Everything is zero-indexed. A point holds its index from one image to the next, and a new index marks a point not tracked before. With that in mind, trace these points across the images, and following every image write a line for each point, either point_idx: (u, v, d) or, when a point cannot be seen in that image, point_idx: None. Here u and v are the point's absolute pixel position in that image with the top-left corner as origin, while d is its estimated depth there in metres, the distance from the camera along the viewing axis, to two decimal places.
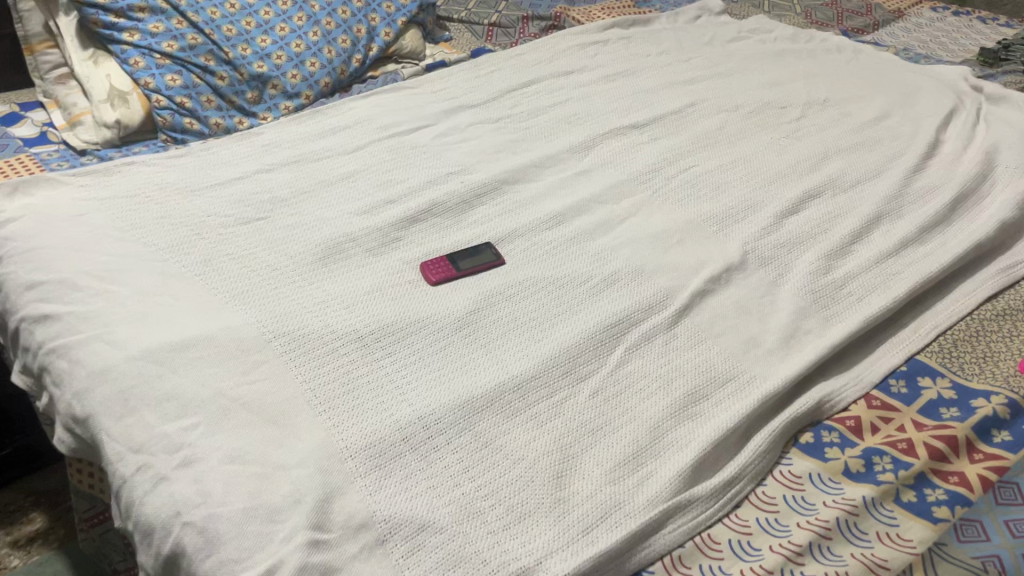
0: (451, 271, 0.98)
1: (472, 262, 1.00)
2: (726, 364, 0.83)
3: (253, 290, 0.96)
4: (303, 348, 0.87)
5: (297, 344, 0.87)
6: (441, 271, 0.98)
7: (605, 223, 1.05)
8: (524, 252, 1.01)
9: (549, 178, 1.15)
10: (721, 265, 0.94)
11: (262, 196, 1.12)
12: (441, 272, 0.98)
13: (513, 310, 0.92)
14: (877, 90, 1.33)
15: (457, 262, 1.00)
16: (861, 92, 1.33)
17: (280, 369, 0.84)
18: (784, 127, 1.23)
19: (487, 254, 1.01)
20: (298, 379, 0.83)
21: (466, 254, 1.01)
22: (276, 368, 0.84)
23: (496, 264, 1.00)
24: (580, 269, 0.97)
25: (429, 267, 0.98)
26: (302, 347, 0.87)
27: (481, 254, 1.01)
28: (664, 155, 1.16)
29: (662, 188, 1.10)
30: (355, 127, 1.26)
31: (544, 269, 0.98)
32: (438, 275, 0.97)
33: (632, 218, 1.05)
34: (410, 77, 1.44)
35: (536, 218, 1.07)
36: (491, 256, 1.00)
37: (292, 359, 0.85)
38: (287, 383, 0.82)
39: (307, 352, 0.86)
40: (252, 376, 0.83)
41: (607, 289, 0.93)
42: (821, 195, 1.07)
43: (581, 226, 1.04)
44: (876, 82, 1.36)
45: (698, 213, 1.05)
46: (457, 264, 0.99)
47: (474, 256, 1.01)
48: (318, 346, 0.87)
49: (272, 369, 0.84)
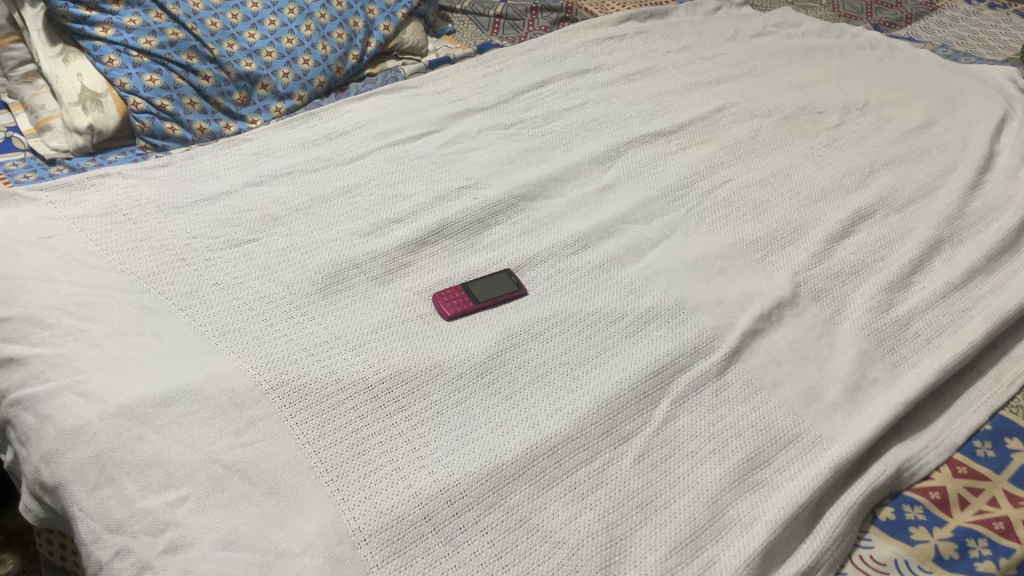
0: (468, 304, 0.87)
1: (491, 292, 0.89)
2: (786, 421, 0.74)
3: (245, 328, 0.85)
4: (304, 400, 0.76)
5: (297, 396, 0.77)
6: (456, 305, 0.87)
7: (636, 247, 0.95)
8: (547, 281, 0.91)
9: (570, 194, 1.04)
10: (771, 300, 0.85)
11: (252, 214, 1.01)
12: (457, 305, 0.87)
13: (539, 352, 0.81)
14: (920, 92, 1.23)
15: (474, 292, 0.89)
16: (903, 94, 1.23)
17: (277, 427, 0.74)
18: (823, 134, 1.13)
19: (507, 284, 0.90)
20: (300, 439, 0.73)
21: (484, 284, 0.90)
22: (273, 426, 0.74)
23: (518, 294, 0.89)
24: (612, 303, 0.87)
25: (443, 300, 0.88)
26: (302, 398, 0.76)
27: (500, 283, 0.90)
28: (696, 168, 1.06)
29: (696, 207, 1.00)
30: (354, 133, 1.15)
31: (572, 303, 0.87)
32: (454, 309, 0.86)
33: (665, 242, 0.95)
34: (412, 75, 1.33)
35: (558, 240, 0.96)
36: (512, 286, 0.90)
37: (293, 413, 0.75)
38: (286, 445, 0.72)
39: (309, 405, 0.76)
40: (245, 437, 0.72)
41: (645, 328, 0.83)
42: (873, 215, 0.97)
43: (610, 251, 0.94)
44: (917, 83, 1.26)
45: (738, 236, 0.95)
46: (474, 295, 0.88)
47: (492, 285, 0.90)
48: (321, 398, 0.77)
49: (271, 428, 0.74)
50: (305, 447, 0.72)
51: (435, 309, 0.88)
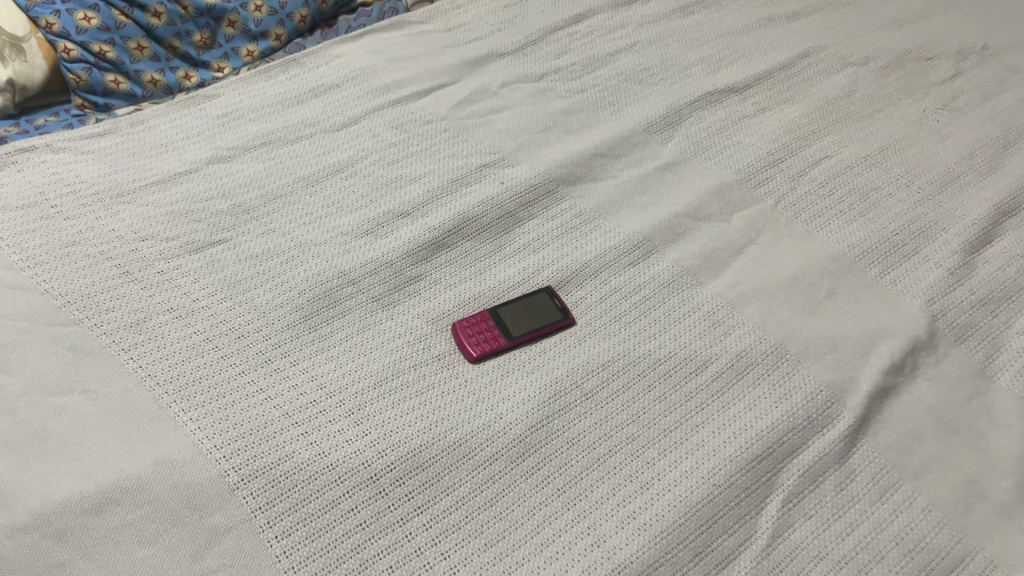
0: (501, 339, 0.67)
1: (529, 324, 0.68)
2: (941, 537, 0.55)
3: (207, 380, 0.64)
4: (281, 502, 0.57)
5: (273, 496, 0.57)
6: (486, 342, 0.67)
7: (714, 256, 0.73)
8: (601, 305, 0.70)
9: (623, 174, 0.82)
10: (903, 343, 0.64)
11: (217, 205, 0.79)
12: (488, 343, 0.67)
13: (596, 423, 0.61)
14: None
15: (507, 324, 0.68)
16: None
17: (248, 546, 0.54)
18: (936, 90, 0.90)
19: (549, 312, 0.69)
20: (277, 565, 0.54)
21: (519, 312, 0.69)
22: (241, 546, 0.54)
23: (564, 325, 0.69)
24: (689, 343, 0.66)
25: (468, 336, 0.67)
26: (280, 499, 0.57)
27: (539, 309, 0.69)
28: (782, 139, 0.84)
29: (787, 196, 0.78)
30: (345, 88, 0.91)
31: (636, 341, 0.67)
32: (484, 350, 0.66)
33: (751, 248, 0.74)
34: (415, 5, 1.08)
35: (612, 246, 0.75)
36: (555, 315, 0.69)
37: (268, 523, 0.55)
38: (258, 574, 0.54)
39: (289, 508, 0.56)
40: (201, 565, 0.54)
41: (736, 386, 0.63)
42: (1017, 213, 0.76)
43: (681, 262, 0.73)
44: None
45: (847, 241, 0.73)
46: (507, 328, 0.68)
47: (529, 314, 0.69)
48: (303, 501, 0.57)
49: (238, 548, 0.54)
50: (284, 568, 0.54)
51: (458, 348, 0.68)
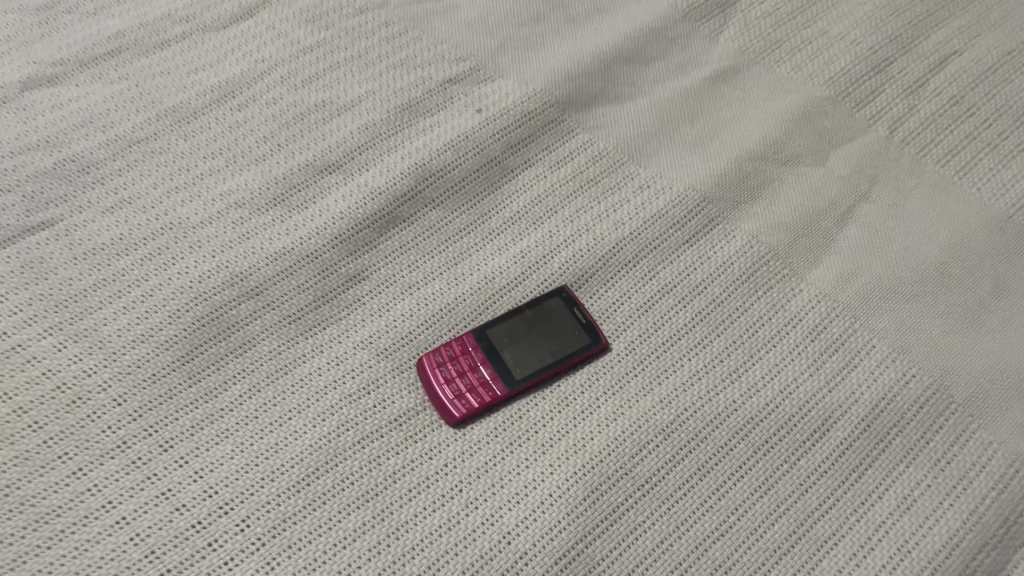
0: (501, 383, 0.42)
1: (539, 354, 0.43)
2: None
3: (16, 492, 0.39)
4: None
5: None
6: (477, 389, 0.42)
7: (811, 227, 0.48)
8: (648, 316, 0.45)
9: (659, 90, 0.55)
10: None
11: (38, 161, 0.50)
12: (480, 391, 0.42)
13: (663, 544, 0.38)
14: None
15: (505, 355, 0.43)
16: None
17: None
18: None
19: (570, 329, 0.44)
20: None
21: (520, 332, 0.44)
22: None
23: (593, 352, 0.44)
24: (794, 387, 0.42)
25: (447, 379, 0.42)
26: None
27: (552, 326, 0.44)
28: (886, 27, 0.57)
29: (905, 120, 0.52)
30: None
31: (711, 385, 0.43)
32: (475, 404, 0.42)
33: (863, 209, 0.49)
34: None
35: (655, 212, 0.49)
36: (579, 335, 0.44)
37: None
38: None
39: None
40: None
41: (879, 464, 0.40)
42: None
43: (762, 238, 0.48)
44: None
45: (1007, 195, 0.49)
46: (506, 364, 0.43)
47: (537, 336, 0.44)
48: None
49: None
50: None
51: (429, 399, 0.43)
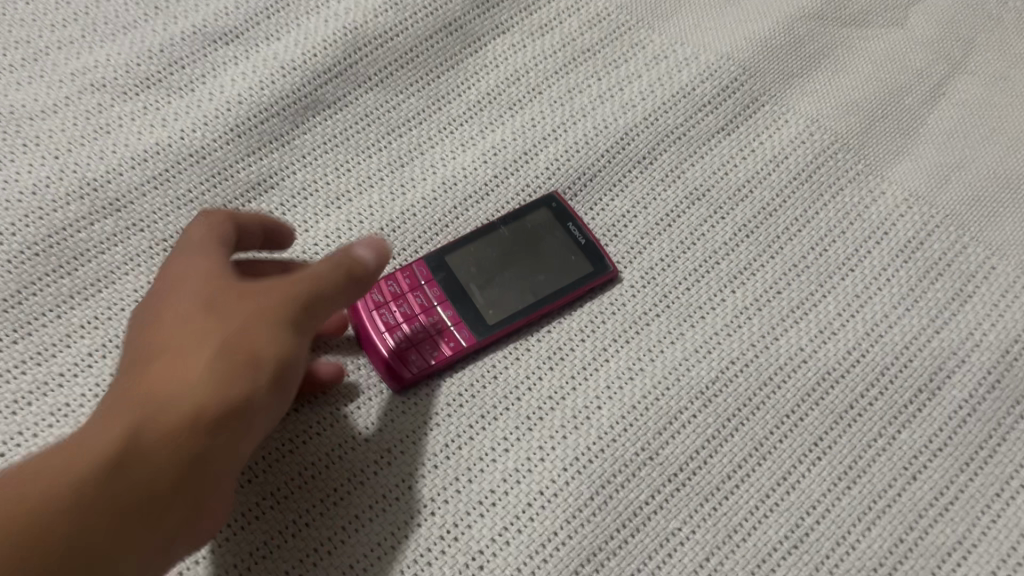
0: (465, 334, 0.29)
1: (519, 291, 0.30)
2: None
3: None
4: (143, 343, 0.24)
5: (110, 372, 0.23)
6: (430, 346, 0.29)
7: (892, 106, 0.35)
8: (673, 233, 0.32)
9: None
10: None
11: None
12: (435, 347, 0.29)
13: (711, 563, 0.26)
14: None
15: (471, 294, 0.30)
16: None
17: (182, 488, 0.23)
18: None
19: (561, 254, 0.31)
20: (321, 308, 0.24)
21: (491, 258, 0.31)
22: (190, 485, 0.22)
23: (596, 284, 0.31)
24: (888, 329, 0.30)
25: (384, 331, 0.29)
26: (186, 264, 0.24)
27: (537, 248, 0.31)
28: None
29: None
30: None
31: (767, 328, 0.30)
32: (427, 366, 0.28)
33: (959, 81, 0.36)
34: None
35: (677, 90, 0.36)
36: (576, 261, 0.31)
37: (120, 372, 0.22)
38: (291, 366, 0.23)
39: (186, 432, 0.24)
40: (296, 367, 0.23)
41: (1017, 438, 0.28)
42: None
43: (826, 122, 0.35)
44: None
45: None
46: (472, 306, 0.30)
47: (516, 263, 0.30)
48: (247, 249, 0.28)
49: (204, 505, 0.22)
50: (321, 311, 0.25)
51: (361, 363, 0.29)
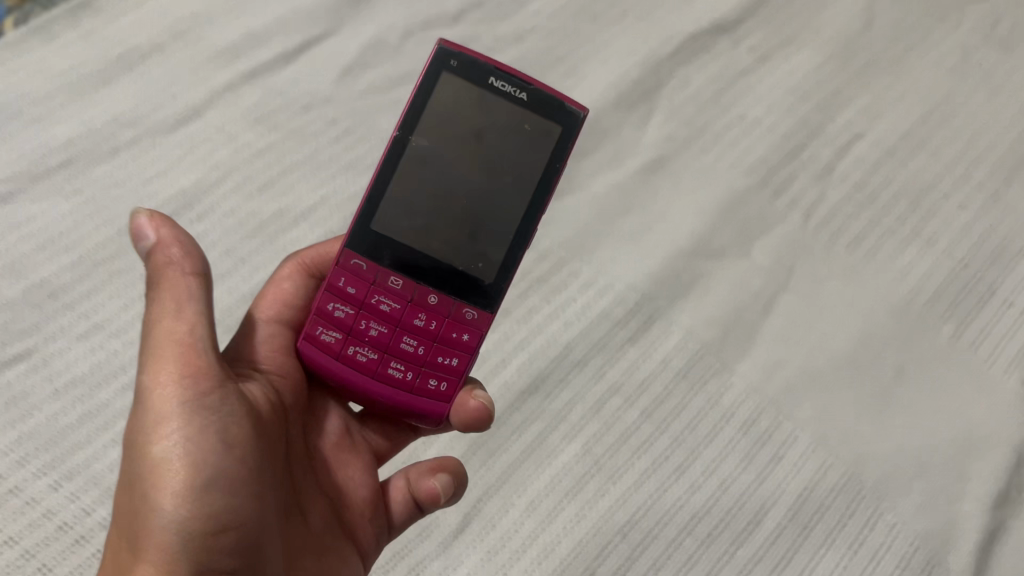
0: (466, 317, 0.42)
1: (492, 202, 0.42)
2: None
3: None
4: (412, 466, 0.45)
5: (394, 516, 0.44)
6: (439, 354, 0.42)
7: (739, 320, 0.54)
8: (598, 418, 0.51)
9: (595, 182, 0.59)
10: (1006, 458, 0.49)
11: (9, 291, 0.52)
12: (445, 356, 0.42)
13: None
14: None
15: (455, 259, 0.42)
16: None
17: (230, 492, 0.34)
18: (971, 13, 0.68)
19: (522, 121, 0.43)
20: (188, 322, 0.35)
21: (453, 161, 0.42)
22: (226, 505, 0.34)
23: (568, 121, 0.43)
24: (731, 483, 0.49)
25: (381, 354, 0.42)
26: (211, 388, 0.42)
27: (486, 120, 0.43)
28: (796, 112, 0.63)
29: (818, 207, 0.58)
30: (171, 50, 0.62)
31: (659, 484, 0.49)
32: (456, 376, 0.42)
33: (784, 299, 0.55)
34: None
35: (599, 311, 0.54)
36: (539, 116, 0.43)
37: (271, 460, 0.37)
38: (143, 433, 0.34)
39: (447, 499, 0.44)
40: (159, 417, 0.34)
41: (802, 552, 0.47)
42: None
43: (696, 332, 0.53)
44: None
45: (906, 281, 0.55)
46: (453, 293, 0.42)
47: (482, 148, 0.42)
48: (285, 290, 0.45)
49: (199, 519, 0.33)
50: (206, 280, 0.36)
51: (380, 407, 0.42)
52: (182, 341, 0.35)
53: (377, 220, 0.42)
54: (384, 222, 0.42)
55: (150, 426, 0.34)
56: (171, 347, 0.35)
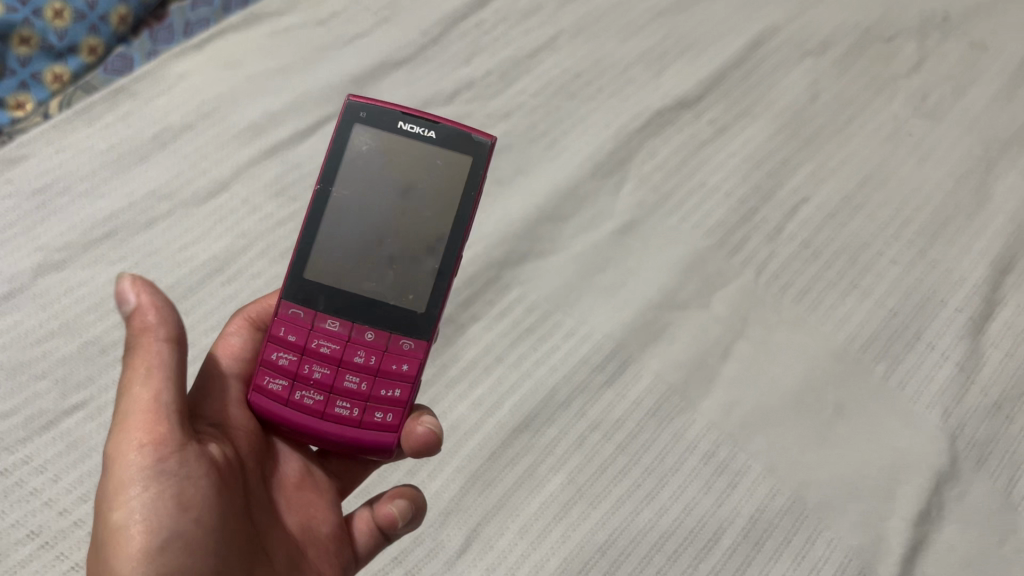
0: (405, 354, 0.48)
1: (415, 238, 0.49)
2: None
3: None
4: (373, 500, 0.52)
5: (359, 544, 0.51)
6: (382, 388, 0.48)
7: (701, 364, 0.62)
8: (580, 451, 0.59)
9: (575, 243, 0.68)
10: (928, 481, 0.57)
11: (67, 347, 0.60)
12: (388, 389, 0.48)
13: None
14: None
15: (385, 293, 0.49)
16: None
17: (181, 545, 0.39)
18: (905, 84, 0.77)
19: (435, 159, 0.50)
20: (148, 391, 0.41)
21: (377, 205, 0.49)
22: (177, 559, 0.39)
23: (477, 152, 0.50)
24: (694, 506, 0.57)
25: (326, 394, 0.48)
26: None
27: (402, 162, 0.50)
28: (750, 179, 0.72)
29: (769, 263, 0.67)
30: (200, 129, 0.71)
31: (632, 508, 0.57)
32: (398, 406, 0.48)
33: (739, 346, 0.63)
34: None
35: (580, 357, 0.62)
36: (452, 153, 0.50)
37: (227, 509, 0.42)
38: (107, 499, 0.40)
39: (406, 523, 0.51)
40: (118, 480, 0.40)
41: (754, 564, 0.55)
42: (1016, 267, 0.67)
43: (664, 375, 0.62)
44: None
45: (844, 328, 0.64)
46: (387, 328, 0.49)
47: (402, 190, 0.50)
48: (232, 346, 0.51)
49: (153, 574, 0.38)
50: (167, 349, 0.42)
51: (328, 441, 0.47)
52: (143, 409, 0.40)
53: (311, 266, 0.49)
54: (317, 267, 0.49)
55: (111, 492, 0.39)
56: (134, 418, 0.40)
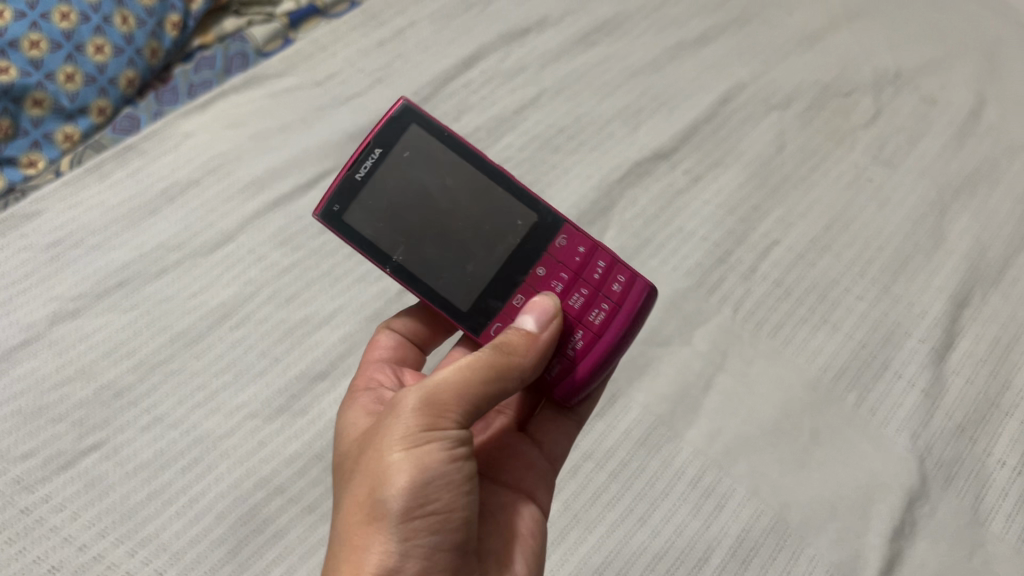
0: (573, 242, 0.55)
1: (470, 201, 0.54)
2: None
3: None
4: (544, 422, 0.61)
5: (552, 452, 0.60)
6: (591, 275, 0.55)
7: (685, 397, 0.66)
8: (575, 480, 0.62)
9: None
10: (900, 499, 0.61)
11: (83, 390, 0.63)
12: (592, 272, 0.55)
13: None
14: (960, 35, 0.92)
15: (509, 241, 0.54)
16: (942, 41, 0.91)
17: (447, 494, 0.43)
18: (863, 135, 0.83)
19: (404, 154, 0.53)
20: (467, 375, 0.45)
21: (425, 225, 0.53)
22: (438, 503, 0.43)
23: (410, 115, 0.53)
24: (684, 528, 0.60)
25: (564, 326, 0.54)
26: (368, 402, 0.52)
27: (408, 182, 0.53)
28: (724, 224, 0.77)
29: (744, 301, 0.72)
30: (206, 184, 0.75)
31: (626, 531, 0.60)
32: (611, 263, 0.56)
33: (720, 378, 0.67)
34: (270, 49, 0.89)
35: None
36: (402, 140, 0.53)
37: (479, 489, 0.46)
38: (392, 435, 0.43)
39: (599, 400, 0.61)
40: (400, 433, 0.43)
41: None
42: (971, 301, 0.72)
43: (651, 407, 0.66)
44: (951, 19, 0.94)
45: (817, 360, 0.68)
46: (541, 249, 0.55)
47: (424, 192, 0.53)
48: (382, 346, 0.60)
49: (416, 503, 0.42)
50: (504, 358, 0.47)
51: (621, 343, 0.55)
52: (453, 390, 0.44)
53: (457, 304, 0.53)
54: (457, 298, 0.53)
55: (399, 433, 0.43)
56: (445, 386, 0.44)
